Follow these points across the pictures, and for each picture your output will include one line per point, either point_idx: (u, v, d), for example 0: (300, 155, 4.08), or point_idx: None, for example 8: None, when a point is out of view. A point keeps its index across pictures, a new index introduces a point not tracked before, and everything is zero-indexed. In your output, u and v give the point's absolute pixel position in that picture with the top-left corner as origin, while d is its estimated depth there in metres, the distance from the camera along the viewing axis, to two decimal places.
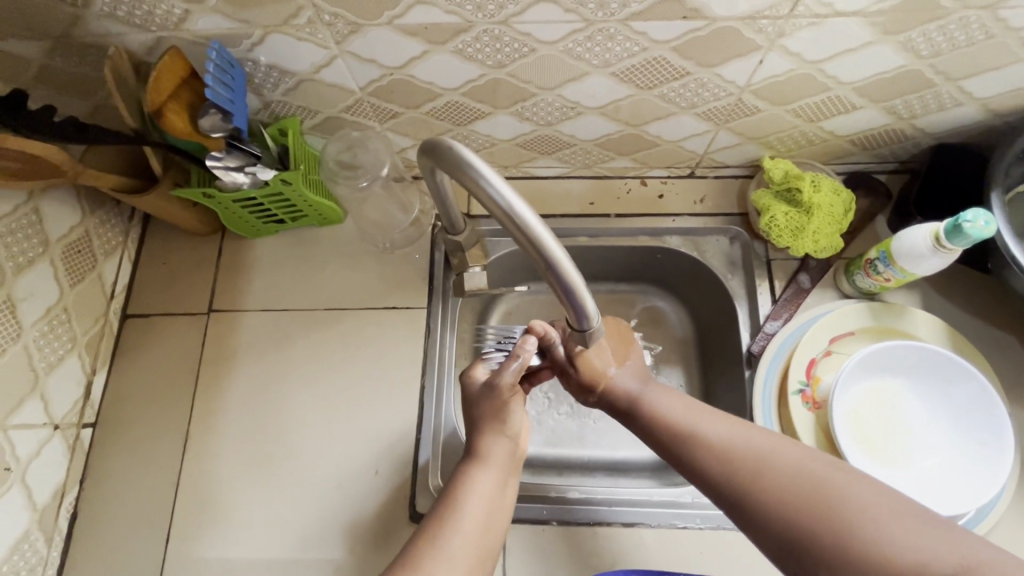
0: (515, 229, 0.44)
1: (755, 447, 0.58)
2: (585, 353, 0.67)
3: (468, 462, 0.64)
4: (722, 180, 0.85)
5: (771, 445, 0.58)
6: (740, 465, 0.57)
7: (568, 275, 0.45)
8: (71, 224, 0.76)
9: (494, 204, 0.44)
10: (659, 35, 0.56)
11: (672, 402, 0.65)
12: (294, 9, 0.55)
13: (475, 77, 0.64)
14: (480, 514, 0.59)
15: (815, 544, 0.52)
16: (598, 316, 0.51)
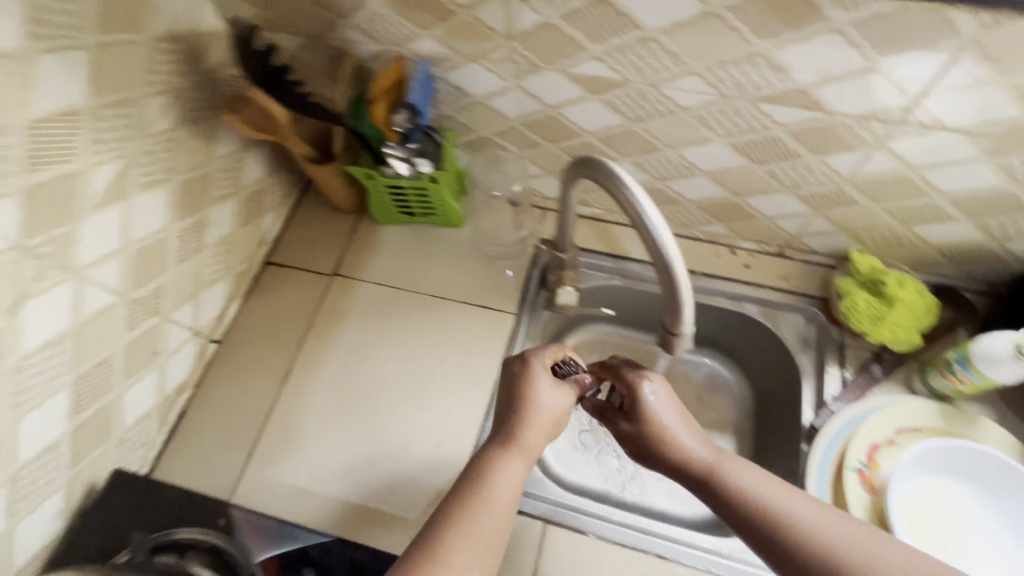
0: (640, 225, 0.53)
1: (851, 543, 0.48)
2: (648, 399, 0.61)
3: (501, 441, 0.58)
4: (807, 265, 0.91)
5: (853, 537, 0.49)
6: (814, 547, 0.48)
7: (677, 276, 0.54)
8: (258, 176, 0.94)
9: (639, 219, 0.53)
10: (782, 118, 0.67)
11: (754, 474, 0.54)
12: (495, 49, 0.70)
13: (614, 126, 0.76)
14: (505, 502, 0.53)
15: None
16: (692, 323, 0.58)
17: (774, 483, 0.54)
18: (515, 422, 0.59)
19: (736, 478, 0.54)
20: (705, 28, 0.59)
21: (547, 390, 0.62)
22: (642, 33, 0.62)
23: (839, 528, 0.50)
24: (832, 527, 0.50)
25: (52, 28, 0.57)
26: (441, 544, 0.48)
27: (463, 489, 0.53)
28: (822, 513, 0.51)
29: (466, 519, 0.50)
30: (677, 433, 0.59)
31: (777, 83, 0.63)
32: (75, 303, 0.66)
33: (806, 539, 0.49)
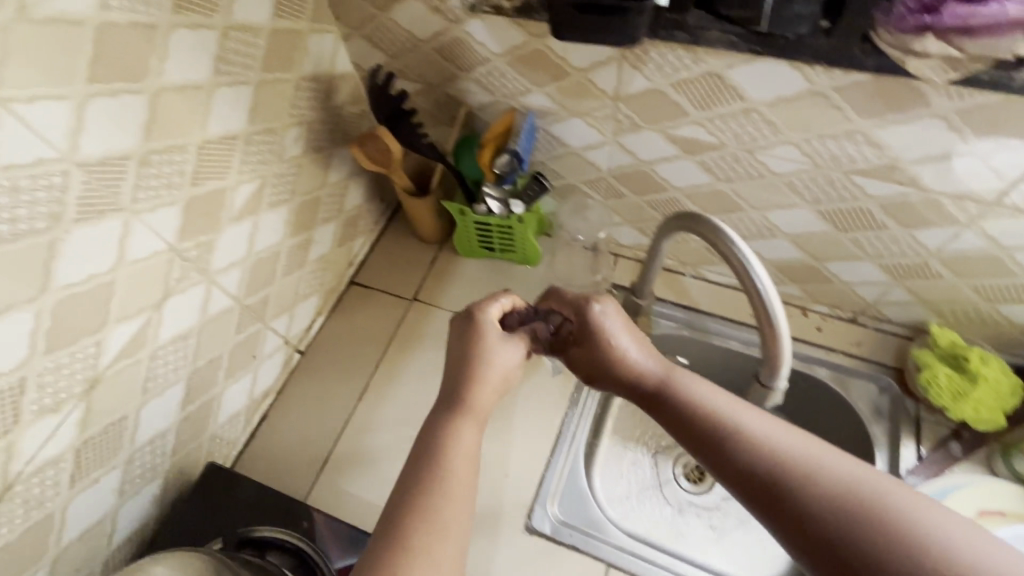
0: (749, 282, 0.59)
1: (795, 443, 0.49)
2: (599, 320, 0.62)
3: (452, 413, 0.59)
4: (882, 333, 0.91)
5: (799, 440, 0.49)
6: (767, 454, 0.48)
7: (778, 328, 0.60)
8: (358, 203, 1.02)
9: (750, 280, 0.59)
10: (874, 191, 0.70)
11: (700, 387, 0.56)
12: (600, 107, 0.77)
13: (703, 185, 0.81)
14: (462, 471, 0.54)
15: (854, 537, 0.42)
16: (784, 374, 0.63)
17: (732, 399, 0.54)
18: (467, 382, 0.60)
19: (686, 388, 0.56)
20: (810, 105, 0.63)
21: (497, 346, 0.62)
22: (747, 105, 0.67)
23: (782, 436, 0.49)
24: (780, 435, 0.50)
25: (229, 66, 0.66)
26: (407, 531, 0.50)
27: (421, 464, 0.54)
28: (767, 424, 0.51)
29: (429, 498, 0.52)
30: (627, 351, 0.61)
31: (874, 158, 0.66)
32: (203, 303, 0.73)
33: (758, 446, 0.49)
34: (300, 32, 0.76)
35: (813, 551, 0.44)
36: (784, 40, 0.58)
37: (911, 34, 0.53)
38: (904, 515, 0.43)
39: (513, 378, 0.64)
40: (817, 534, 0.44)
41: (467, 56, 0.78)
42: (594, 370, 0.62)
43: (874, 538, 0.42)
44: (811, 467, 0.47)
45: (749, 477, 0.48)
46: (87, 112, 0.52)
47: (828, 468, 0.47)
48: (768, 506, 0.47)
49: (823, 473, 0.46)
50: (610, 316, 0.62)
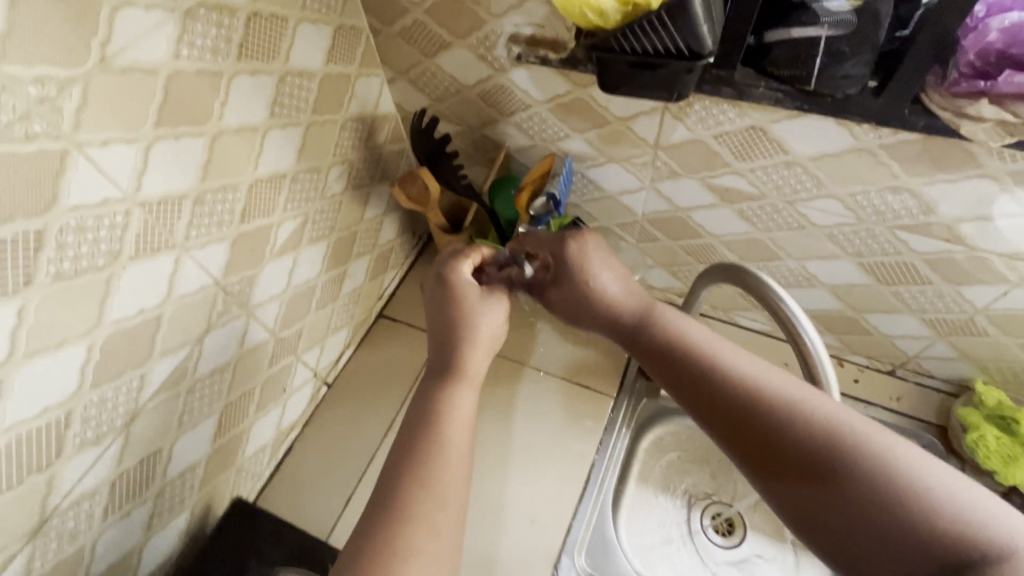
0: (792, 331, 0.58)
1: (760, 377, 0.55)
2: (574, 255, 0.71)
3: (447, 377, 0.62)
4: (922, 388, 0.89)
5: (764, 375, 0.55)
6: (738, 387, 0.54)
7: (826, 384, 0.58)
8: (392, 237, 1.03)
9: (796, 331, 0.58)
10: (919, 247, 0.69)
11: (678, 325, 0.63)
12: (639, 154, 0.77)
13: (741, 233, 0.81)
14: (462, 430, 0.58)
15: (815, 456, 0.47)
16: None
17: (706, 338, 0.61)
18: (460, 341, 0.65)
19: (662, 327, 0.64)
20: (856, 161, 0.63)
21: (484, 306, 0.68)
22: (790, 159, 0.67)
23: (740, 364, 0.56)
24: (743, 368, 0.56)
25: (283, 108, 0.69)
26: (406, 499, 0.51)
27: (419, 425, 0.58)
28: (724, 354, 0.58)
29: (427, 466, 0.54)
30: (603, 286, 0.69)
31: (921, 215, 0.65)
32: (241, 336, 0.73)
33: (727, 377, 0.56)
34: (349, 76, 0.78)
35: (766, 464, 0.50)
36: (832, 99, 0.58)
37: (965, 98, 0.51)
38: (842, 423, 0.48)
39: (500, 338, 0.69)
40: (768, 445, 0.50)
41: (509, 102, 0.80)
42: (573, 309, 0.71)
43: (814, 443, 0.48)
44: (761, 387, 0.53)
45: (707, 399, 0.56)
46: (152, 154, 0.54)
47: (778, 388, 0.53)
48: (725, 425, 0.54)
49: (772, 392, 0.53)
50: (581, 257, 0.70)
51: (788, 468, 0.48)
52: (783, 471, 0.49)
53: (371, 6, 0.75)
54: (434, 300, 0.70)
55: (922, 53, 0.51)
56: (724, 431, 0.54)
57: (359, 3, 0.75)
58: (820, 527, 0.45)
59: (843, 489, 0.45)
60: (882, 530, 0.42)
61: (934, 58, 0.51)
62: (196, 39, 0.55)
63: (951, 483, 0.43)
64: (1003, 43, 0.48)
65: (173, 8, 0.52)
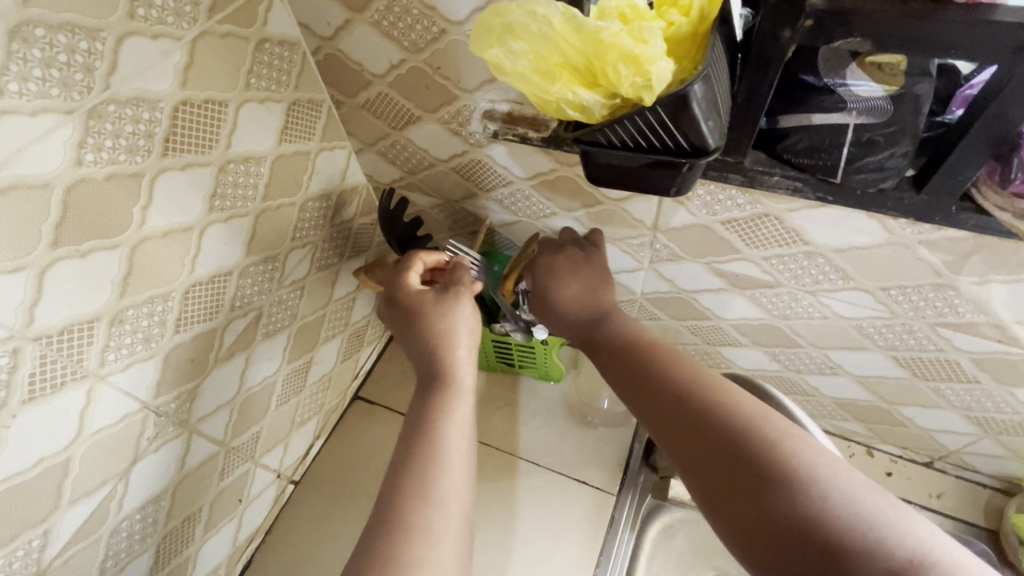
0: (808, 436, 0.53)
1: (692, 372, 0.50)
2: (556, 256, 0.66)
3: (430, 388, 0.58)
4: (965, 482, 0.79)
5: (698, 372, 0.50)
6: (671, 380, 0.50)
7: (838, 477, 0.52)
8: (366, 314, 0.94)
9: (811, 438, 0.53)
10: (965, 345, 0.59)
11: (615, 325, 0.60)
12: (635, 235, 0.68)
13: (753, 318, 0.71)
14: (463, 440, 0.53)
15: (743, 443, 0.42)
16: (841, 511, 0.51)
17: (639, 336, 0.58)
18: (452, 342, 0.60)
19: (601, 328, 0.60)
20: (890, 256, 0.54)
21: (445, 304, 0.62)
22: (812, 249, 0.58)
23: (678, 359, 0.52)
24: (681, 367, 0.51)
25: (225, 200, 0.60)
26: (403, 504, 0.46)
27: (411, 438, 0.52)
28: (662, 348, 0.55)
29: (421, 473, 0.48)
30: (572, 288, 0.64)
31: (967, 314, 0.56)
32: (181, 457, 0.64)
33: (662, 370, 0.51)
34: (308, 152, 0.69)
35: (703, 461, 0.44)
36: (861, 192, 0.49)
37: None
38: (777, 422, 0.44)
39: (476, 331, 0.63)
40: (700, 440, 0.45)
41: (487, 177, 0.71)
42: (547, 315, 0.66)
43: (745, 432, 0.43)
44: (698, 381, 0.49)
45: (643, 393, 0.51)
46: (49, 280, 0.45)
47: (713, 386, 0.48)
48: (660, 422, 0.48)
49: (713, 383, 0.48)
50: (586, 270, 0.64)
51: (725, 464, 0.42)
52: (720, 463, 0.43)
53: (331, 77, 0.66)
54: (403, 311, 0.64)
55: (977, 147, 0.41)
56: (656, 420, 0.49)
57: (318, 75, 0.67)
58: (758, 527, 0.39)
59: (787, 485, 0.39)
60: (829, 528, 0.37)
61: (992, 153, 0.42)
62: (105, 140, 0.46)
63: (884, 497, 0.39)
64: None
65: (72, 108, 0.44)
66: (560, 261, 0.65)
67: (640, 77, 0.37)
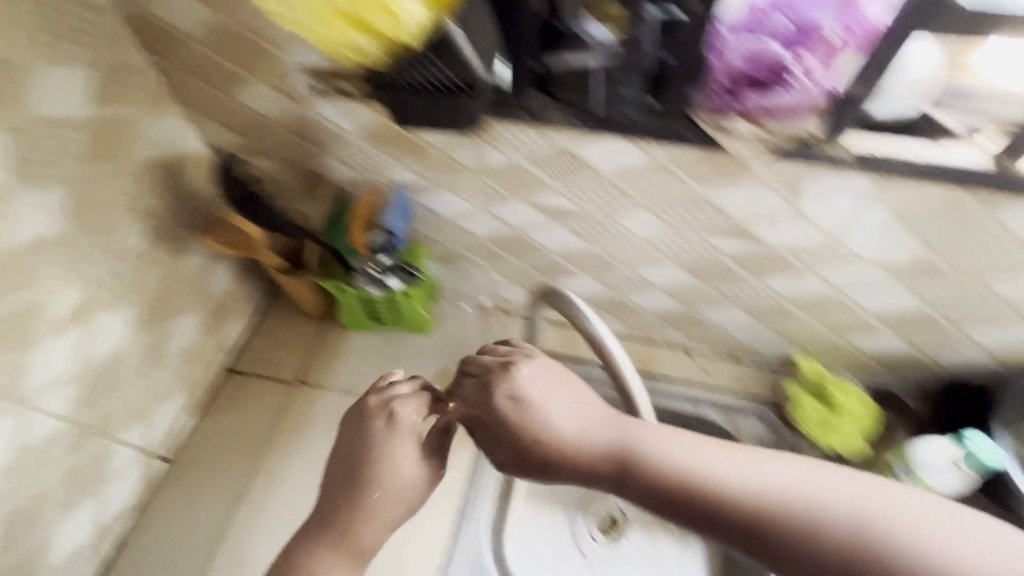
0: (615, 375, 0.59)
1: (732, 475, 0.41)
2: (499, 374, 0.49)
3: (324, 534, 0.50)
4: (758, 367, 0.97)
5: (726, 467, 0.41)
6: (728, 502, 0.40)
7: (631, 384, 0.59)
8: (228, 285, 0.94)
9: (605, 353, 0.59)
10: (724, 246, 0.75)
11: (611, 424, 0.47)
12: (465, 180, 0.77)
13: (575, 246, 0.83)
14: None
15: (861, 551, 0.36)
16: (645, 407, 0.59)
17: (646, 430, 0.46)
18: (399, 499, 0.51)
19: (597, 440, 0.46)
20: (653, 175, 0.67)
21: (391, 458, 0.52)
22: (600, 176, 0.70)
23: (711, 463, 0.42)
24: (721, 473, 0.41)
25: (31, 166, 0.59)
26: None
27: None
28: (677, 458, 0.43)
29: None
30: (543, 406, 0.47)
31: (718, 219, 0.71)
32: (17, 433, 0.63)
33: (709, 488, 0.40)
34: (130, 118, 0.69)
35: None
36: (615, 122, 0.61)
37: (725, 116, 0.57)
38: (852, 493, 0.38)
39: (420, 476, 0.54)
40: (821, 564, 0.36)
41: (325, 135, 0.76)
42: (520, 452, 0.47)
43: (844, 535, 0.36)
44: (763, 491, 0.39)
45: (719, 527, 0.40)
46: None
47: (760, 480, 0.40)
48: (777, 559, 0.38)
49: (763, 481, 0.40)
50: (545, 383, 0.48)
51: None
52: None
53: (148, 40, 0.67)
54: (352, 483, 0.51)
55: (677, 74, 0.54)
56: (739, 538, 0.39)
57: (130, 39, 0.67)
58: None
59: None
60: None
61: (689, 81, 0.54)
62: None
63: (956, 520, 0.37)
64: (746, 68, 0.52)
65: None
66: (502, 369, 0.50)
67: (394, 19, 0.46)
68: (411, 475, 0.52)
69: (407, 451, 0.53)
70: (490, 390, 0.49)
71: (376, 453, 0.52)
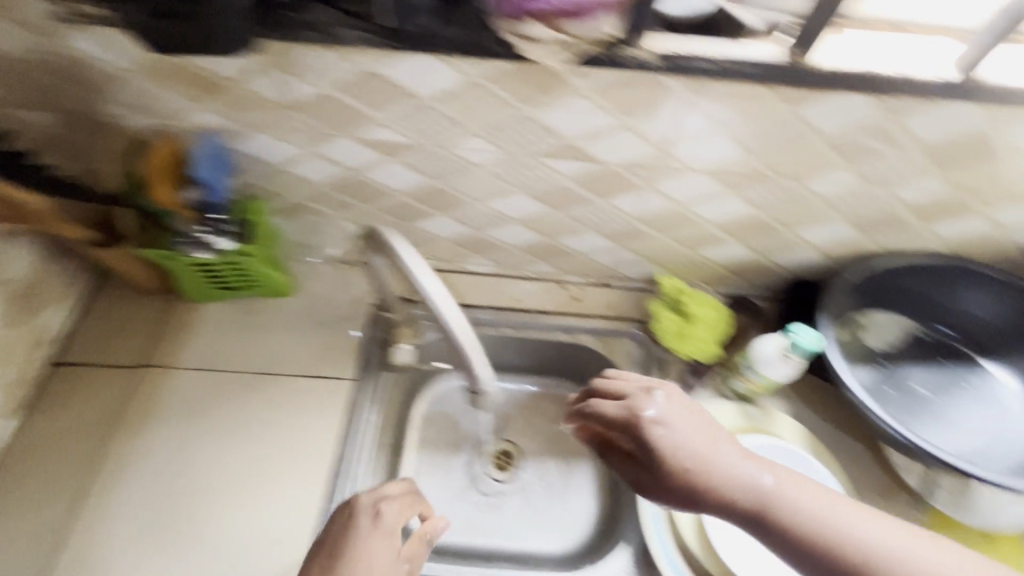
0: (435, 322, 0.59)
1: (812, 509, 0.53)
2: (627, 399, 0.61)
3: None
4: (627, 291, 0.98)
5: (819, 505, 0.53)
6: (813, 535, 0.52)
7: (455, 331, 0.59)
8: (32, 269, 0.81)
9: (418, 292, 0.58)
10: (564, 169, 0.72)
11: (735, 454, 0.57)
12: (278, 118, 0.69)
13: (420, 184, 0.78)
14: None
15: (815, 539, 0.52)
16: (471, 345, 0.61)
17: (738, 454, 0.57)
18: None
19: (721, 473, 0.55)
20: (471, 95, 0.62)
21: (368, 546, 0.64)
22: (418, 101, 0.64)
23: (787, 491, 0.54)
24: (816, 508, 0.53)
25: None
26: None
27: None
28: (780, 492, 0.54)
29: None
30: (658, 435, 0.57)
31: (550, 140, 0.68)
32: None
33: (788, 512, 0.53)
34: None
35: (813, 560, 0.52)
36: (410, 34, 0.55)
37: (521, 20, 0.55)
38: (864, 519, 0.53)
39: (388, 574, 0.64)
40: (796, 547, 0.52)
41: (96, 76, 0.65)
42: (655, 470, 0.57)
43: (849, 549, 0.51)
44: (822, 519, 0.52)
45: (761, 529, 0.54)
46: None
47: (868, 540, 0.51)
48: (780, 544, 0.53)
49: (830, 512, 0.53)
50: (641, 416, 0.59)
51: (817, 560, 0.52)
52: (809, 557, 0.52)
53: None
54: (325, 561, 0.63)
55: None
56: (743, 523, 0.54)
57: None
58: None
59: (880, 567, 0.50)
60: None
61: None
62: None
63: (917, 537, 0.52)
64: None
65: None
66: (639, 394, 0.61)
67: None
68: (383, 567, 0.64)
69: (382, 550, 0.64)
70: (621, 430, 0.60)
71: (354, 536, 0.64)
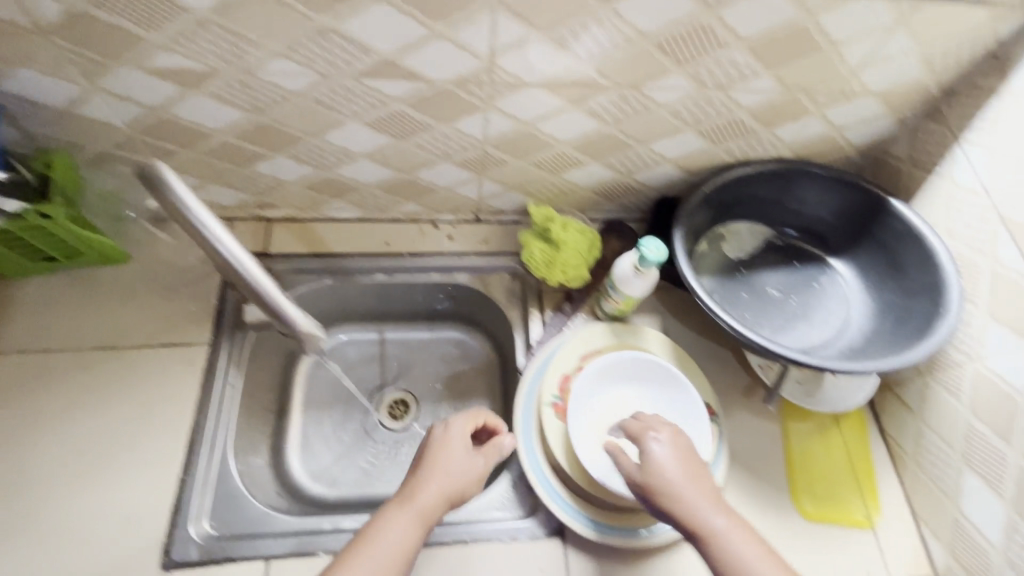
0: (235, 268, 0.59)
1: (750, 551, 0.59)
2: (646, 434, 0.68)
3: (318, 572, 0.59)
4: (502, 225, 0.96)
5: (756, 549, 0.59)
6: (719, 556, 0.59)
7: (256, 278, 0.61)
8: None
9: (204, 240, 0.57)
10: (391, 91, 0.67)
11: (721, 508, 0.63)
12: (37, 45, 0.59)
13: (239, 121, 0.70)
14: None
15: None
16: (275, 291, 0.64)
17: (713, 495, 0.63)
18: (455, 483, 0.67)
19: (689, 502, 0.62)
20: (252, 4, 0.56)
21: (461, 447, 0.71)
22: (196, 16, 0.57)
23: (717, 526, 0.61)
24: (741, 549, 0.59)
25: None
26: None
27: None
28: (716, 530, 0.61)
29: None
30: (694, 483, 0.64)
31: (362, 56, 0.62)
32: None
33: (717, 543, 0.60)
34: None
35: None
36: None
37: None
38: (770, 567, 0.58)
39: (475, 474, 0.69)
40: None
41: None
42: (658, 499, 0.63)
43: None
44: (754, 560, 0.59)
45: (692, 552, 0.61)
46: None
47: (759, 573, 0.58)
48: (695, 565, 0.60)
49: (769, 558, 0.59)
50: (694, 458, 0.66)
51: None
52: None
53: None
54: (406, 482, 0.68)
55: None
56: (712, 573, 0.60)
57: None
58: None
59: None
60: None
61: None
62: None
63: None
64: None
65: None
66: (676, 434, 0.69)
67: None
68: (467, 464, 0.69)
69: (467, 455, 0.70)
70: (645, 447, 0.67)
71: (436, 448, 0.70)
